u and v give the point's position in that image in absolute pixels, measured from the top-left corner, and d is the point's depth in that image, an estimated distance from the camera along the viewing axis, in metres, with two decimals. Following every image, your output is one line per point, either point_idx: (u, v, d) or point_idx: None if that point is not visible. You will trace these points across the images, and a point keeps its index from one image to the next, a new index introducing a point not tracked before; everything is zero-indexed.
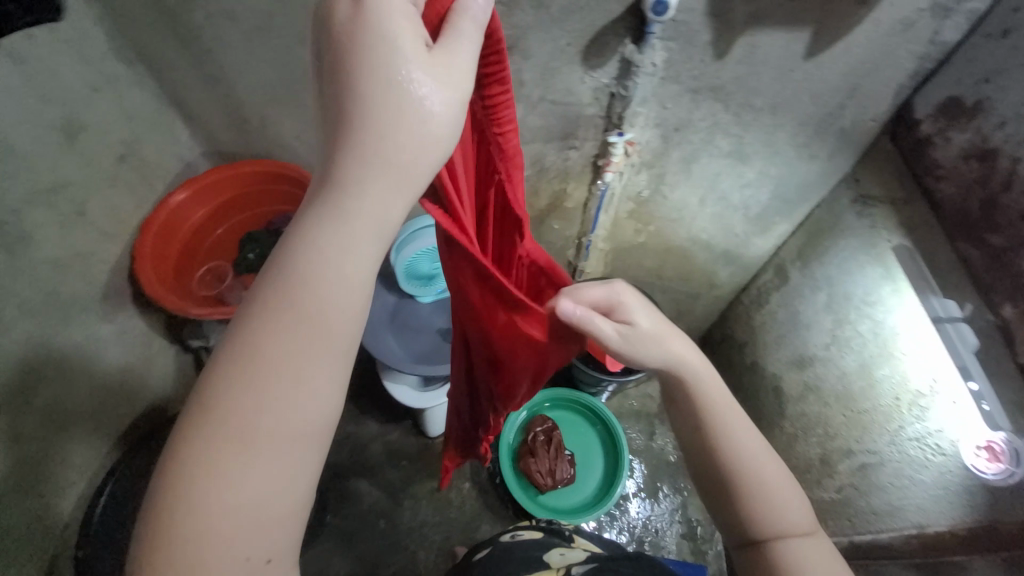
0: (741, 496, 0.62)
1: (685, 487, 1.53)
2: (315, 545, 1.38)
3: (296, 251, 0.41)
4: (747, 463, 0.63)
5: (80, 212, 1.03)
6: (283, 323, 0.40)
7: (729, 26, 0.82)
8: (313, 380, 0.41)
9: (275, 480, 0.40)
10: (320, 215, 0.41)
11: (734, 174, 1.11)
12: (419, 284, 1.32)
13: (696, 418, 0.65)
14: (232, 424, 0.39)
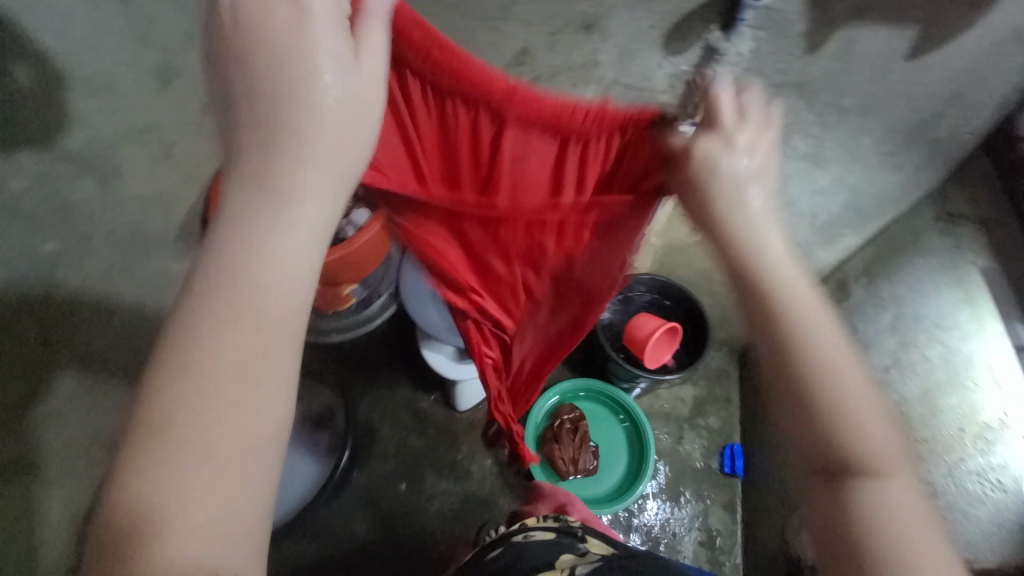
0: (839, 417, 0.55)
1: (708, 495, 1.51)
2: (339, 497, 1.43)
3: (232, 248, 0.47)
4: (843, 377, 0.55)
5: (167, 154, 1.10)
6: (222, 311, 0.46)
7: (829, 17, 0.76)
8: (253, 354, 0.46)
9: (237, 475, 0.45)
10: (240, 214, 0.48)
11: (807, 178, 1.07)
12: None
13: (790, 320, 0.56)
14: (180, 414, 0.45)
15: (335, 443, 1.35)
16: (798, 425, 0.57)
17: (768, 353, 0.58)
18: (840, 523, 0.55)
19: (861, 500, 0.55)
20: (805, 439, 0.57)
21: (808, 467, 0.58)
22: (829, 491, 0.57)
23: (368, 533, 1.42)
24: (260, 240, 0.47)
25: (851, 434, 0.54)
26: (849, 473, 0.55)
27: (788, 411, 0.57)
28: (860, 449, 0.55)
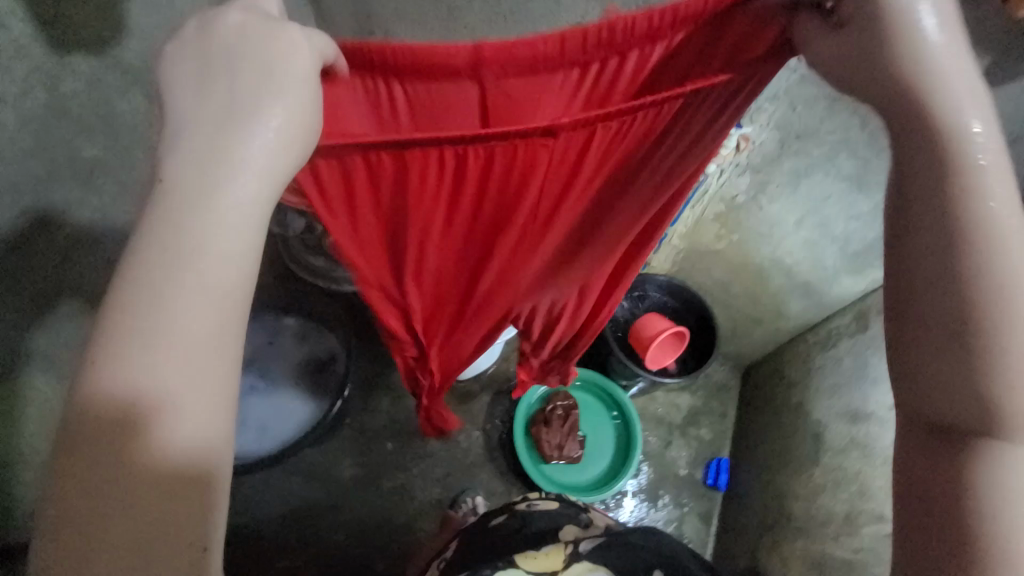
0: (996, 332, 0.45)
1: (687, 503, 1.51)
2: (330, 441, 1.48)
3: (161, 243, 0.45)
4: (1019, 281, 0.45)
5: None
6: (157, 305, 0.44)
7: None
8: (203, 335, 0.45)
9: (197, 407, 0.45)
10: (168, 210, 0.45)
11: (844, 201, 1.10)
12: None
13: (962, 203, 0.47)
14: (117, 412, 0.43)
15: (333, 388, 1.38)
16: (939, 339, 0.47)
17: (920, 241, 0.48)
18: (952, 462, 0.47)
19: (993, 441, 0.46)
20: (940, 361, 0.47)
21: (930, 394, 0.48)
22: (946, 428, 0.48)
23: (352, 478, 1.46)
24: (189, 230, 0.45)
25: (1008, 352, 0.45)
26: (993, 404, 0.45)
27: (927, 319, 0.47)
28: (1016, 375, 0.45)
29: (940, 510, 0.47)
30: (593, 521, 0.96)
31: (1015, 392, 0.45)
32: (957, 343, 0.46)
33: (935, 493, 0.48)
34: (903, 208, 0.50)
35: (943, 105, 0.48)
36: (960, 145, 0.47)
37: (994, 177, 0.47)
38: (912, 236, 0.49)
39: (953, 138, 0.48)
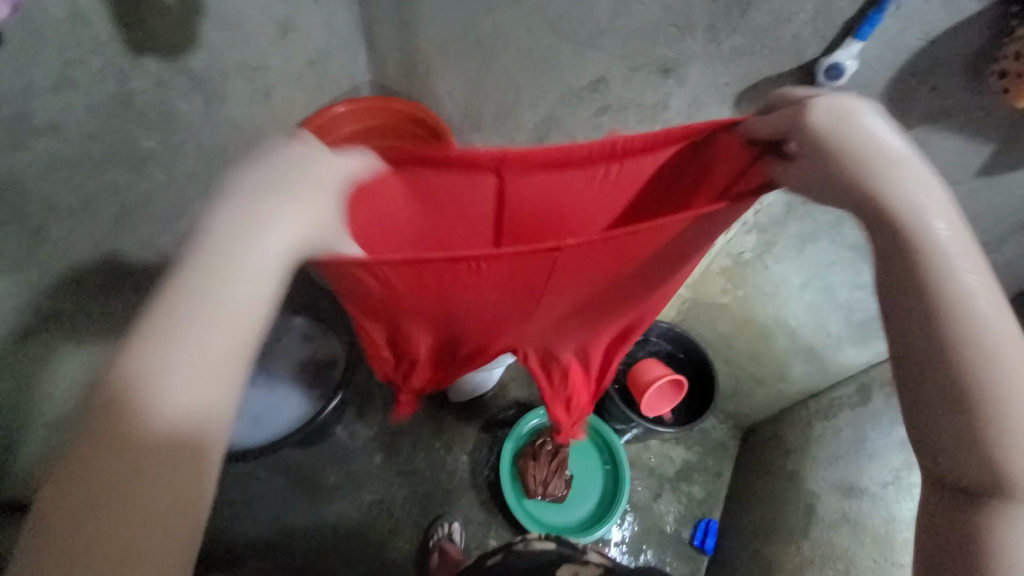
0: (998, 403, 0.46)
1: (670, 561, 1.45)
2: (320, 445, 1.49)
3: (181, 291, 0.47)
4: (1007, 354, 0.46)
5: (264, 93, 1.15)
6: (167, 347, 0.45)
7: (905, 118, 0.84)
8: (209, 380, 0.46)
9: (185, 428, 0.45)
10: (196, 266, 0.47)
11: (851, 270, 1.08)
12: None
13: (937, 283, 0.49)
14: (105, 449, 0.42)
15: (328, 392, 1.40)
16: (947, 414, 0.47)
17: (917, 323, 0.49)
18: (973, 535, 0.46)
19: (1011, 506, 0.45)
20: (950, 433, 0.47)
21: (944, 462, 0.48)
22: (961, 497, 0.48)
23: (335, 485, 1.47)
24: (215, 285, 0.47)
25: (1012, 425, 0.45)
26: (1003, 474, 0.45)
27: (927, 393, 0.48)
28: (1021, 445, 0.45)
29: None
30: (592, 561, 0.96)
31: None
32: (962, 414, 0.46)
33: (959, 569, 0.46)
34: (890, 291, 0.52)
35: (916, 202, 0.51)
36: (939, 238, 0.50)
37: (974, 266, 0.49)
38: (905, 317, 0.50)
39: (931, 235, 0.50)
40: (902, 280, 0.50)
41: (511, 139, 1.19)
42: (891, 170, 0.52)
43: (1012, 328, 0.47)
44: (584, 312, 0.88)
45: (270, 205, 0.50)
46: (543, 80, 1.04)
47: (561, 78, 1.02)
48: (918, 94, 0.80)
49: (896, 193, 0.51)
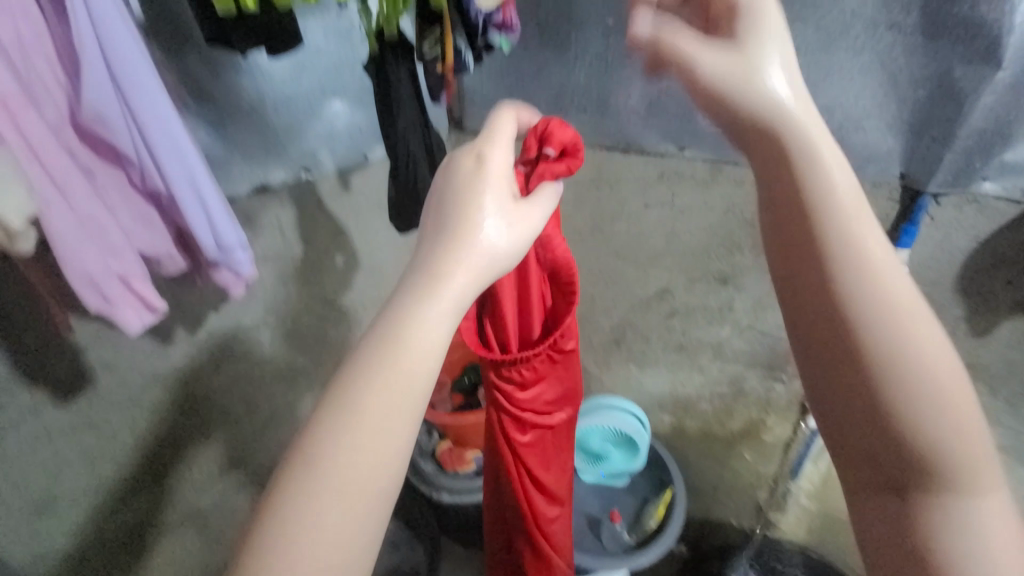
0: (861, 325, 0.40)
1: None
2: None
3: (385, 344, 0.39)
4: (854, 254, 0.41)
5: None
6: (368, 399, 0.38)
7: (992, 310, 0.89)
8: (391, 425, 0.38)
9: (343, 502, 0.36)
10: (399, 309, 0.40)
11: None
12: (585, 460, 1.25)
13: (847, 231, 0.41)
14: (310, 491, 0.36)
15: None
16: (827, 350, 0.41)
17: (792, 234, 0.43)
18: (908, 531, 0.40)
19: (934, 502, 0.39)
20: (821, 353, 0.42)
21: (838, 407, 0.41)
22: (868, 447, 0.41)
23: None
24: (406, 320, 0.40)
25: (880, 352, 0.39)
26: (877, 401, 0.39)
27: (808, 326, 0.42)
28: (912, 395, 0.39)
29: (901, 555, 0.40)
30: None
31: (947, 439, 0.39)
32: (864, 380, 0.40)
33: (877, 532, 0.42)
34: (769, 222, 0.45)
35: (804, 147, 0.42)
36: (796, 155, 0.43)
37: (842, 187, 0.42)
38: (785, 251, 0.44)
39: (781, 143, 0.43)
40: (809, 253, 0.42)
41: (591, 341, 1.31)
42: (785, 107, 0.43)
43: (888, 266, 0.41)
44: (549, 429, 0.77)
45: (456, 239, 0.43)
46: (615, 294, 1.24)
47: (629, 290, 1.22)
48: (995, 287, 0.87)
49: (804, 135, 0.42)
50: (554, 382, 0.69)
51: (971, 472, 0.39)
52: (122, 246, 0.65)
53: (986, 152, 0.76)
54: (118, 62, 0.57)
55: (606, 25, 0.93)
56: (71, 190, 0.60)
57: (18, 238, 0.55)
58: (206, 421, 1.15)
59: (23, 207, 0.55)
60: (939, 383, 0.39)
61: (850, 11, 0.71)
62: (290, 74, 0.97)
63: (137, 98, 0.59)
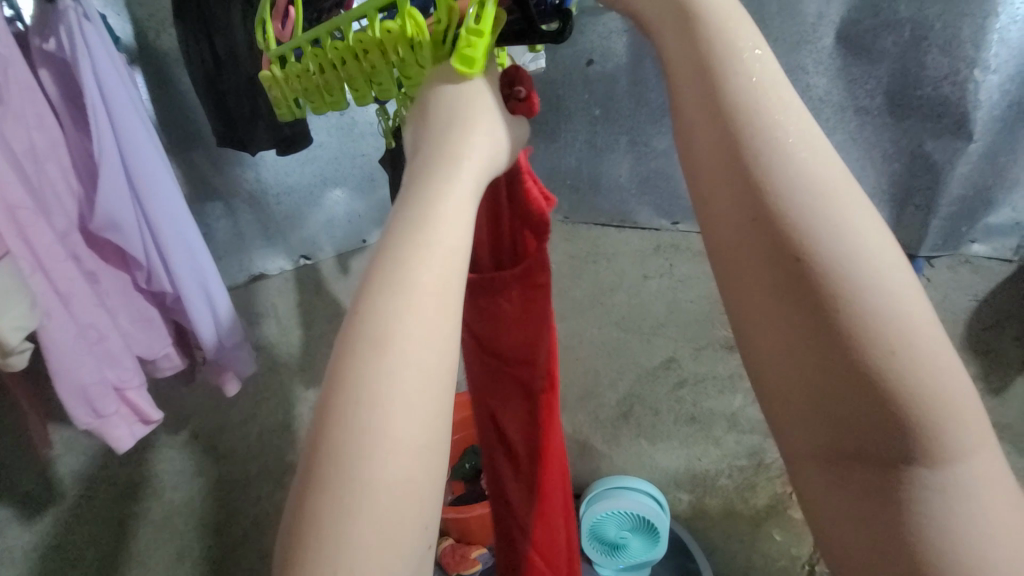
0: (796, 213, 0.25)
1: None
2: None
3: (413, 224, 0.29)
4: (767, 117, 0.27)
5: None
6: (406, 284, 0.28)
7: (1007, 368, 0.85)
8: (446, 313, 0.28)
9: (401, 403, 0.26)
10: (423, 188, 0.31)
11: None
12: (601, 550, 1.15)
13: (753, 90, 0.27)
14: (375, 400, 0.26)
15: None
16: (754, 247, 0.26)
17: (684, 112, 0.29)
18: (879, 516, 0.26)
19: (925, 469, 0.25)
20: (743, 260, 0.27)
21: (776, 334, 0.27)
22: (816, 400, 0.26)
23: None
24: (432, 195, 0.30)
25: (827, 250, 0.25)
26: (829, 325, 0.25)
27: (723, 222, 0.28)
28: (875, 310, 0.24)
29: (876, 547, 0.26)
30: None
31: (923, 388, 0.24)
32: (808, 285, 0.25)
33: (847, 528, 0.27)
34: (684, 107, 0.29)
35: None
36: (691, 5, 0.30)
37: (741, 36, 0.28)
38: (685, 124, 0.29)
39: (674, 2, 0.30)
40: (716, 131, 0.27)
41: (597, 417, 1.22)
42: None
43: (810, 133, 0.27)
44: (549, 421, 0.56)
45: (467, 110, 0.34)
46: (620, 364, 1.21)
47: (634, 361, 1.20)
48: (1005, 343, 0.85)
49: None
50: (544, 333, 0.52)
51: (962, 424, 0.25)
52: (122, 354, 0.61)
53: (971, 217, 0.82)
54: (137, 170, 0.58)
55: (592, 115, 1.07)
56: (75, 298, 0.56)
57: (13, 352, 0.49)
58: (143, 525, 0.96)
59: (22, 321, 0.49)
60: (899, 295, 0.25)
61: (819, 96, 0.80)
62: (294, 166, 1.01)
63: (151, 203, 0.59)
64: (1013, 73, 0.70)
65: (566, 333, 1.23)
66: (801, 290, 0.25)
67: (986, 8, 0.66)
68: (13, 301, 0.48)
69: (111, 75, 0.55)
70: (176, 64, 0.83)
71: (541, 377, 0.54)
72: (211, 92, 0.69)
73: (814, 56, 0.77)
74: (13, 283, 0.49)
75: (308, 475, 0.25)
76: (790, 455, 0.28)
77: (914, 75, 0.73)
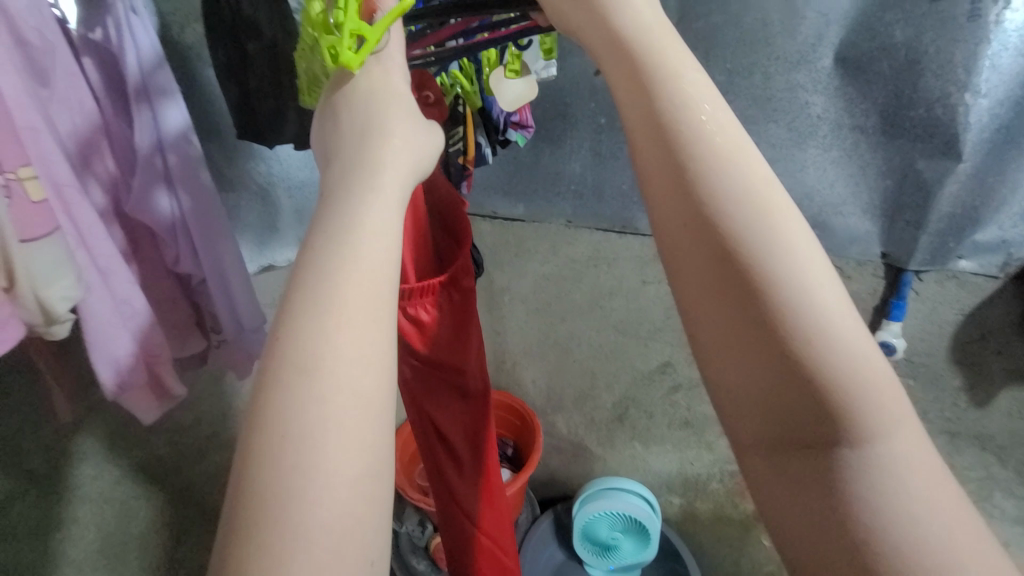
0: (726, 218, 0.30)
1: None
2: None
3: (335, 247, 0.31)
4: (696, 130, 0.31)
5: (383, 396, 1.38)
6: (330, 294, 0.30)
7: (987, 382, 0.92)
8: (374, 329, 0.31)
9: (331, 406, 0.29)
10: (345, 197, 0.33)
11: None
12: (593, 550, 1.18)
13: (689, 109, 0.31)
14: (303, 414, 0.28)
15: None
16: (694, 254, 0.31)
17: (634, 131, 0.33)
18: (821, 489, 0.29)
19: (853, 441, 0.28)
20: (686, 253, 0.31)
21: (715, 326, 0.31)
22: (754, 381, 0.30)
23: None
24: (354, 214, 0.32)
25: (752, 245, 0.29)
26: (759, 313, 0.29)
27: (667, 220, 0.32)
28: (793, 301, 0.29)
29: (825, 525, 0.28)
30: None
31: (842, 372, 0.28)
32: (739, 280, 0.29)
33: (797, 514, 0.29)
34: (634, 114, 0.33)
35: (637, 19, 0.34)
36: (623, 33, 0.34)
37: (669, 52, 0.33)
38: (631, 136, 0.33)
39: (606, 25, 0.34)
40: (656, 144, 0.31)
41: (592, 419, 1.26)
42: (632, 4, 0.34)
43: (735, 139, 0.31)
44: (476, 419, 0.64)
45: (391, 132, 0.37)
46: (617, 367, 1.23)
47: (630, 365, 1.22)
48: (988, 356, 0.91)
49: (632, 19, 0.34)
50: (468, 338, 0.58)
51: (883, 406, 0.28)
52: (150, 329, 0.64)
53: (957, 234, 0.85)
54: (174, 159, 0.62)
55: (598, 123, 1.05)
56: (113, 275, 0.59)
57: (56, 322, 0.52)
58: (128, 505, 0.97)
59: (70, 291, 0.52)
60: (816, 290, 0.29)
61: (816, 114, 0.83)
62: (304, 163, 1.04)
63: (184, 191, 0.63)
64: (1002, 98, 0.73)
65: (564, 334, 1.26)
66: (735, 283, 0.29)
67: (978, 35, 0.70)
68: (62, 273, 0.51)
69: (156, 66, 0.58)
70: (199, 59, 0.85)
71: (472, 379, 0.61)
72: (236, 92, 0.73)
73: (813, 76, 0.81)
74: (64, 257, 0.51)
75: (234, 516, 0.27)
76: (739, 445, 0.32)
77: (907, 97, 0.77)
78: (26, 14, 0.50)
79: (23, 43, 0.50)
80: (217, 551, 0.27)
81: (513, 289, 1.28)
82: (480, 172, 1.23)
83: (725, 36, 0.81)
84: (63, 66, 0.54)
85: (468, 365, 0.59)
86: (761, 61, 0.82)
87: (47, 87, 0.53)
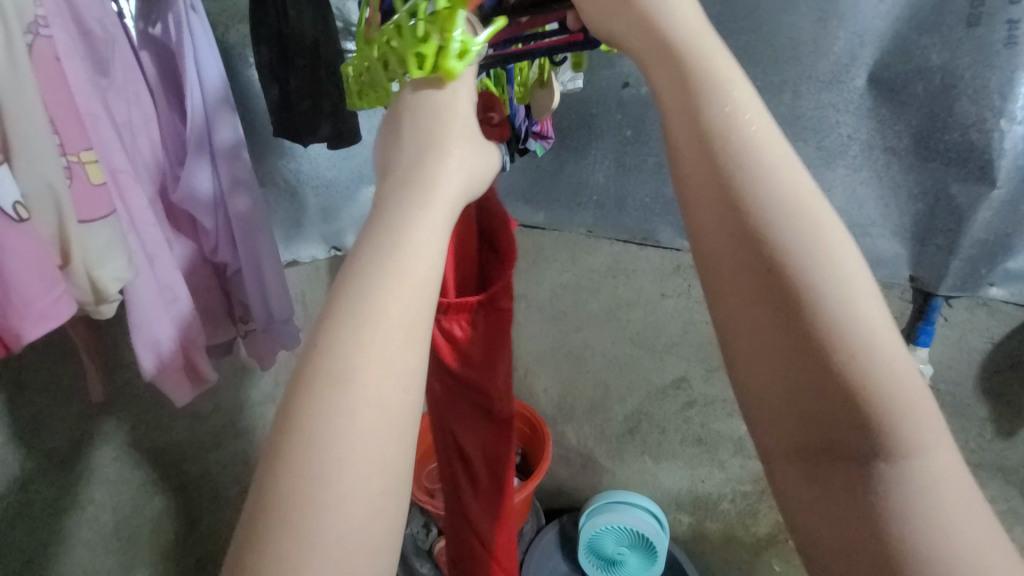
0: (774, 234, 0.31)
1: None
2: None
3: (383, 260, 0.32)
4: (743, 153, 0.32)
5: None
6: (372, 309, 0.31)
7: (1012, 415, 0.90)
8: (410, 346, 0.31)
9: (360, 419, 0.29)
10: (395, 214, 0.34)
11: None
12: (597, 564, 1.17)
13: (735, 132, 0.33)
14: (333, 423, 0.29)
15: None
16: (738, 271, 0.32)
17: (683, 153, 0.34)
18: (854, 501, 0.30)
19: (892, 459, 0.29)
20: (731, 267, 0.32)
21: (755, 343, 0.32)
22: (793, 397, 0.31)
23: None
24: (402, 230, 0.33)
25: (800, 267, 0.30)
26: (802, 333, 0.30)
27: (711, 236, 0.33)
28: (839, 321, 0.30)
29: (858, 539, 0.29)
30: None
31: (883, 395, 0.29)
32: (780, 296, 0.31)
33: (825, 526, 0.31)
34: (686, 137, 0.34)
35: (688, 30, 0.36)
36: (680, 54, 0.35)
37: (723, 79, 0.34)
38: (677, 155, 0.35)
39: (657, 34, 0.36)
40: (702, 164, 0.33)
41: (603, 431, 1.25)
42: (686, 30, 0.36)
43: (779, 150, 0.33)
44: (498, 438, 0.64)
45: (446, 153, 0.37)
46: (630, 380, 1.22)
47: (645, 378, 1.21)
48: (1015, 388, 0.89)
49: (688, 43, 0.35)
50: (500, 356, 0.59)
51: (923, 430, 0.29)
52: (189, 314, 0.66)
53: (989, 260, 0.82)
54: (217, 151, 0.64)
55: (624, 135, 1.05)
56: (159, 260, 0.61)
57: (105, 301, 0.54)
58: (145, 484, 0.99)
59: (120, 273, 0.54)
60: (861, 314, 0.30)
61: (847, 134, 0.83)
62: (334, 162, 1.06)
63: (228, 183, 0.65)
64: None
65: (578, 344, 1.26)
66: (779, 302, 0.31)
67: (1015, 62, 0.69)
68: (115, 254, 0.53)
69: (209, 59, 0.61)
70: (240, 58, 0.88)
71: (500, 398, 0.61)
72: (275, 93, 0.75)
73: (845, 96, 0.81)
74: (115, 239, 0.53)
75: (253, 516, 0.28)
76: (776, 461, 0.33)
77: (943, 121, 0.76)
78: (90, 6, 0.52)
79: (87, 33, 0.52)
80: (236, 551, 0.28)
81: (530, 297, 1.29)
82: (504, 179, 1.25)
83: (758, 53, 0.82)
84: (122, 58, 0.56)
85: (499, 383, 0.60)
86: (793, 79, 0.82)
87: (106, 77, 0.55)
